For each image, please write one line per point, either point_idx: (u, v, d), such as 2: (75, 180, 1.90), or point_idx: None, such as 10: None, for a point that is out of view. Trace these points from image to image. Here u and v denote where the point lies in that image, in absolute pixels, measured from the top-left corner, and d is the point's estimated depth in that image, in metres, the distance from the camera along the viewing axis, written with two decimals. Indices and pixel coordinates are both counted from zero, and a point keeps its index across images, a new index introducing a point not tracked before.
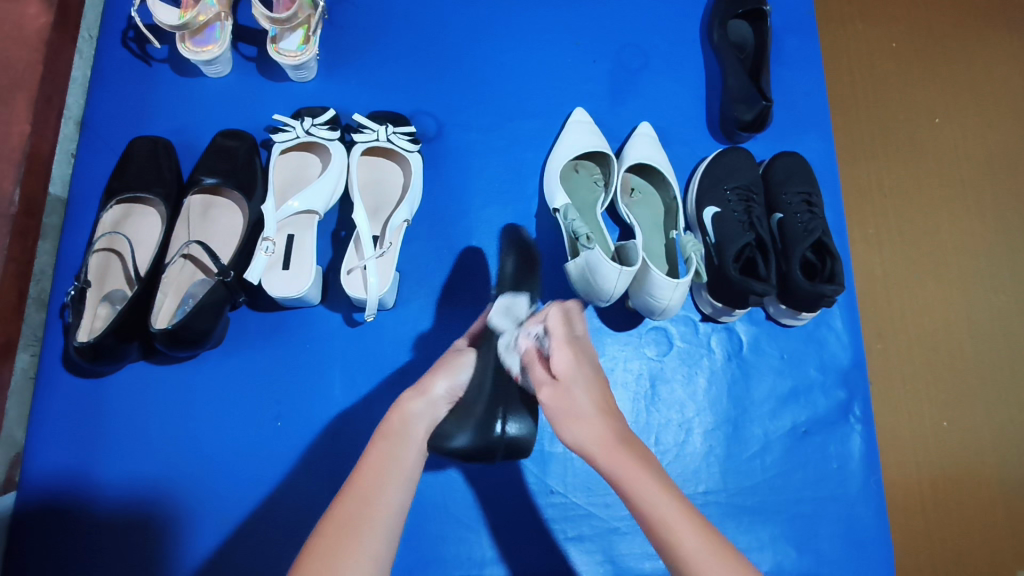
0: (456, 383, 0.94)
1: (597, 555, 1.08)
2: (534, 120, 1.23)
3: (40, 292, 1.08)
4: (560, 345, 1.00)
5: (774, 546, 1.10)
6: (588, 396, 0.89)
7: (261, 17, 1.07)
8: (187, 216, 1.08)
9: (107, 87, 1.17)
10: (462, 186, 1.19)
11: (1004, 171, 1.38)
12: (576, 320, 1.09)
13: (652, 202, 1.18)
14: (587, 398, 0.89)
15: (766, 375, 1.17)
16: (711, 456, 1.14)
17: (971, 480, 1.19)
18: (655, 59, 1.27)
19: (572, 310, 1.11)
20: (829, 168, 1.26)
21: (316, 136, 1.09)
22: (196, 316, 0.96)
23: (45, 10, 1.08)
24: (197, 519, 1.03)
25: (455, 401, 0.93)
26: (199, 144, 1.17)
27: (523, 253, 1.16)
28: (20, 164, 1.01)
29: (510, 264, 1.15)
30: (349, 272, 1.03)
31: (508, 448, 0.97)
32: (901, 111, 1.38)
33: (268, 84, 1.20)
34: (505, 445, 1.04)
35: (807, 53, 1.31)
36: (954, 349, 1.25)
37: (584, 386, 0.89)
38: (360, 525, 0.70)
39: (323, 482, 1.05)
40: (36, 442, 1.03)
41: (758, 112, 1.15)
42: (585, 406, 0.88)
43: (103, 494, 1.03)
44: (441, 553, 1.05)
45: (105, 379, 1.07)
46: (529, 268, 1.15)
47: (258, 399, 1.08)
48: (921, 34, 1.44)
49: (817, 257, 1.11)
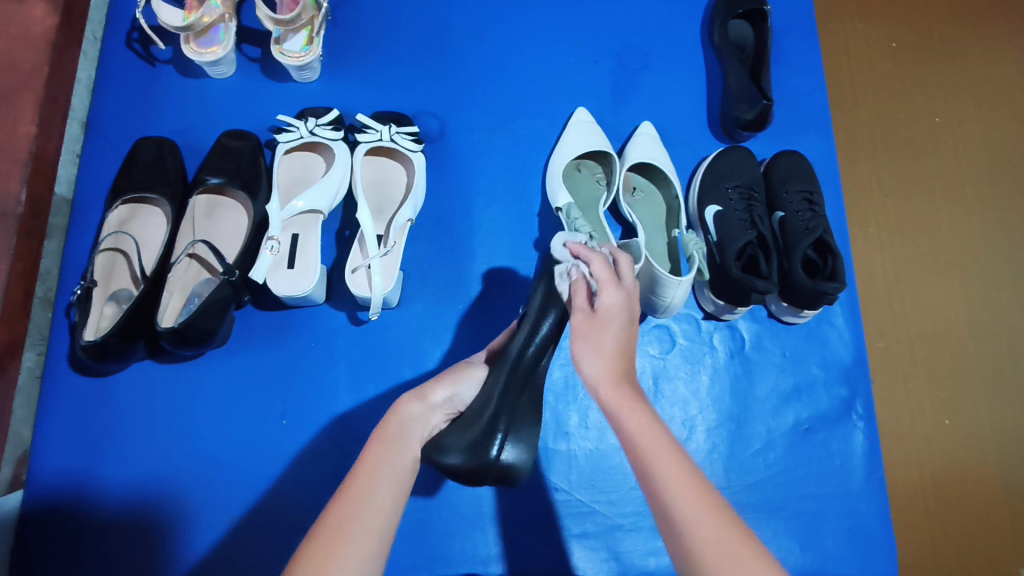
0: (457, 395, 0.88)
1: (600, 552, 1.08)
2: (536, 120, 1.23)
3: (47, 292, 1.08)
4: (609, 285, 0.75)
5: (778, 543, 1.11)
6: (619, 339, 0.74)
7: (265, 18, 1.08)
8: (193, 216, 1.08)
9: (112, 88, 1.18)
10: (465, 186, 1.20)
11: (1002, 170, 1.38)
12: (627, 270, 0.79)
13: (654, 201, 1.18)
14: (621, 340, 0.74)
15: (768, 373, 1.18)
16: (714, 453, 1.14)
17: (972, 477, 1.19)
18: (656, 59, 1.28)
19: (623, 260, 0.80)
20: (829, 167, 1.27)
21: (320, 137, 1.10)
22: (202, 315, 0.96)
23: (51, 11, 1.08)
24: (204, 518, 1.03)
25: (451, 414, 0.87)
26: (204, 145, 1.17)
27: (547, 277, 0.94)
28: (26, 165, 1.02)
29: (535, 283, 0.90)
30: (354, 271, 1.03)
31: (499, 474, 0.80)
32: (900, 111, 1.39)
33: (273, 85, 1.21)
34: (497, 472, 0.80)
35: (808, 53, 1.31)
36: (955, 347, 1.26)
37: (618, 325, 0.74)
38: (355, 524, 0.68)
39: (327, 480, 1.05)
40: (43, 441, 1.04)
41: (758, 112, 1.16)
42: (612, 343, 0.74)
43: (109, 492, 1.03)
44: (447, 551, 1.05)
45: (111, 378, 1.07)
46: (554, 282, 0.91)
47: (264, 398, 1.08)
48: (919, 34, 1.44)
49: (818, 254, 1.11)
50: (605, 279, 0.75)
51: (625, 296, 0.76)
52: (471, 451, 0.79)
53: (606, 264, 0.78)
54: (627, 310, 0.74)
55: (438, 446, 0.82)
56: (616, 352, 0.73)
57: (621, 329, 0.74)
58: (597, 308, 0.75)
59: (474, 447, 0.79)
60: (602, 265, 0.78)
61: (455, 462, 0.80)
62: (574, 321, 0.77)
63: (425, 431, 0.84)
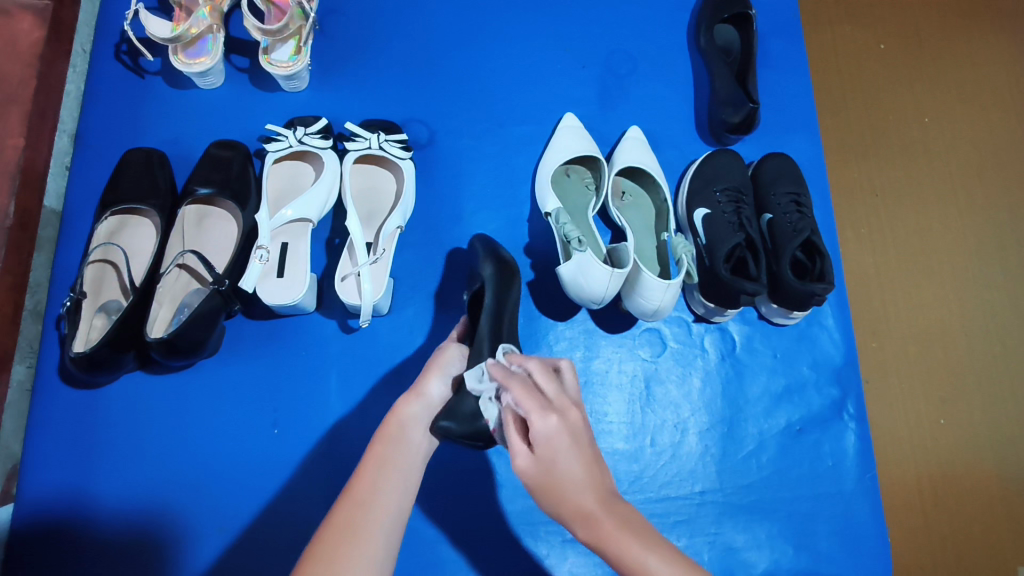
0: (452, 381, 0.85)
1: (594, 556, 1.08)
2: (526, 126, 1.24)
3: (37, 304, 1.08)
4: (538, 416, 0.65)
5: (772, 544, 1.11)
6: (578, 463, 0.66)
7: (252, 28, 1.09)
8: (182, 227, 1.09)
9: (100, 99, 1.18)
10: (455, 193, 1.20)
11: (993, 170, 1.40)
12: (549, 381, 0.70)
13: (643, 205, 1.19)
14: (576, 465, 0.67)
15: (759, 375, 1.18)
16: (706, 455, 1.14)
17: (968, 476, 1.20)
18: (644, 64, 1.29)
19: (539, 372, 0.70)
20: (817, 168, 1.28)
21: (309, 145, 1.10)
22: (192, 325, 0.96)
23: (39, 25, 1.10)
24: (197, 527, 1.03)
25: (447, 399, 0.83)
26: (193, 155, 1.17)
27: (502, 260, 1.01)
28: (15, 177, 1.03)
29: (488, 269, 0.99)
30: (344, 279, 1.03)
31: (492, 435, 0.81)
32: (889, 112, 1.40)
33: (262, 95, 1.22)
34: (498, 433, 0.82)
35: (793, 56, 1.32)
36: (949, 346, 1.27)
37: (568, 451, 0.66)
38: (339, 534, 0.68)
39: (321, 487, 1.05)
40: (31, 455, 1.03)
41: (744, 115, 1.17)
42: (575, 473, 0.66)
43: (100, 506, 1.03)
44: (443, 556, 1.05)
45: (100, 391, 1.07)
46: (512, 275, 0.98)
47: (256, 408, 1.08)
48: (907, 37, 1.46)
49: (806, 256, 1.12)
50: (529, 412, 0.65)
51: (560, 420, 0.66)
52: (471, 416, 0.79)
53: (527, 386, 0.69)
54: (567, 436, 0.66)
55: (448, 414, 0.79)
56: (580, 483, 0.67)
57: (572, 452, 0.66)
58: (534, 446, 0.66)
59: (475, 411, 0.80)
60: (523, 393, 0.67)
61: (449, 425, 0.79)
62: (521, 468, 0.68)
63: (428, 422, 0.81)
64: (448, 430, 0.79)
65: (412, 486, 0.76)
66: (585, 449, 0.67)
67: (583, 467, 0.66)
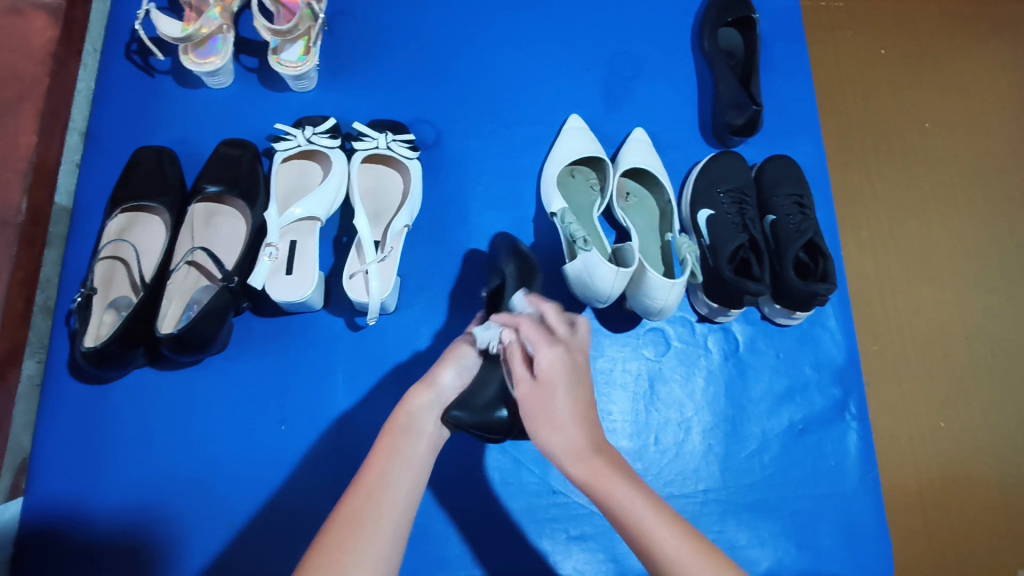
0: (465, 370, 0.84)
1: (598, 554, 1.08)
2: (532, 127, 1.25)
3: (47, 300, 1.09)
4: (542, 345, 0.76)
5: (774, 543, 1.11)
6: (570, 404, 0.74)
7: (262, 29, 1.10)
8: (191, 225, 1.09)
9: (111, 97, 1.19)
10: (461, 193, 1.21)
11: (993, 176, 1.41)
12: (558, 323, 0.80)
13: (648, 206, 1.20)
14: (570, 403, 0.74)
15: (762, 374, 1.19)
16: (710, 454, 1.15)
17: (968, 478, 1.21)
18: (649, 66, 1.30)
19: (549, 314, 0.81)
20: (819, 170, 1.29)
21: (318, 145, 1.12)
22: (201, 322, 0.97)
23: (52, 24, 1.12)
24: (203, 522, 1.03)
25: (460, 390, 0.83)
26: (203, 153, 1.18)
27: (523, 259, 1.06)
28: (26, 174, 1.05)
29: (511, 268, 1.04)
30: (352, 276, 1.04)
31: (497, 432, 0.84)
32: (890, 117, 1.42)
33: (269, 94, 1.23)
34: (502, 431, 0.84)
35: (796, 59, 1.34)
36: (949, 349, 1.28)
37: (565, 385, 0.74)
38: (347, 524, 0.68)
39: (326, 484, 1.06)
40: (41, 448, 1.04)
41: (748, 117, 1.19)
42: (568, 412, 0.74)
43: (107, 500, 1.03)
44: (448, 553, 1.05)
45: (110, 385, 1.08)
46: (533, 273, 1.03)
47: (263, 404, 1.09)
48: (908, 43, 1.47)
49: (810, 257, 1.13)
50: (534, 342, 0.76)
51: (561, 354, 0.76)
52: (480, 412, 0.82)
53: (537, 325, 0.80)
54: (566, 368, 0.75)
55: (460, 404, 0.81)
56: (569, 423, 0.74)
57: (569, 386, 0.75)
58: (536, 372, 0.76)
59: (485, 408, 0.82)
60: (531, 328, 0.79)
61: (459, 417, 0.81)
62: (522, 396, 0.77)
63: (439, 412, 0.82)
64: (458, 420, 0.81)
65: (422, 478, 0.76)
66: (581, 389, 0.76)
67: (574, 404, 0.74)
